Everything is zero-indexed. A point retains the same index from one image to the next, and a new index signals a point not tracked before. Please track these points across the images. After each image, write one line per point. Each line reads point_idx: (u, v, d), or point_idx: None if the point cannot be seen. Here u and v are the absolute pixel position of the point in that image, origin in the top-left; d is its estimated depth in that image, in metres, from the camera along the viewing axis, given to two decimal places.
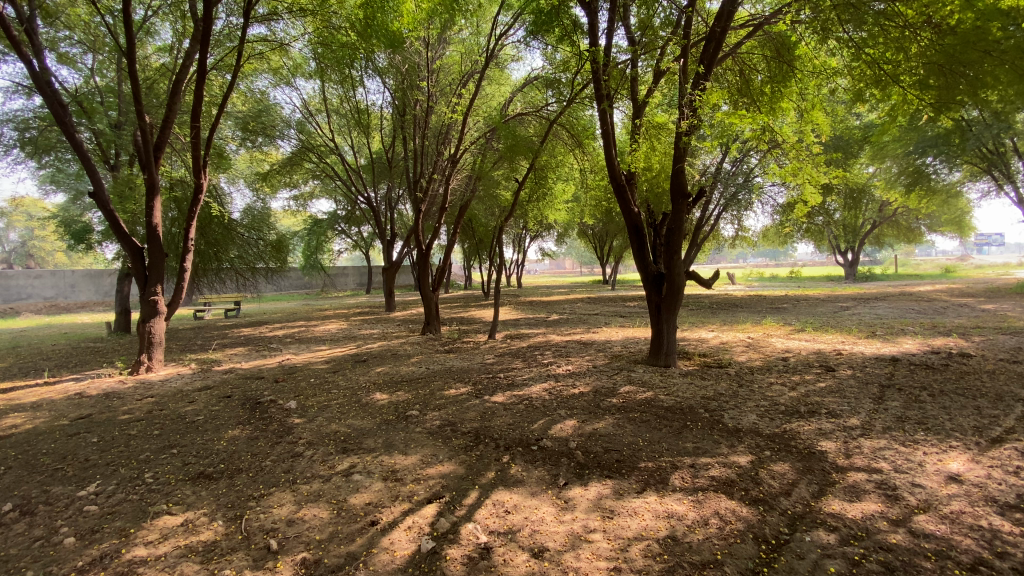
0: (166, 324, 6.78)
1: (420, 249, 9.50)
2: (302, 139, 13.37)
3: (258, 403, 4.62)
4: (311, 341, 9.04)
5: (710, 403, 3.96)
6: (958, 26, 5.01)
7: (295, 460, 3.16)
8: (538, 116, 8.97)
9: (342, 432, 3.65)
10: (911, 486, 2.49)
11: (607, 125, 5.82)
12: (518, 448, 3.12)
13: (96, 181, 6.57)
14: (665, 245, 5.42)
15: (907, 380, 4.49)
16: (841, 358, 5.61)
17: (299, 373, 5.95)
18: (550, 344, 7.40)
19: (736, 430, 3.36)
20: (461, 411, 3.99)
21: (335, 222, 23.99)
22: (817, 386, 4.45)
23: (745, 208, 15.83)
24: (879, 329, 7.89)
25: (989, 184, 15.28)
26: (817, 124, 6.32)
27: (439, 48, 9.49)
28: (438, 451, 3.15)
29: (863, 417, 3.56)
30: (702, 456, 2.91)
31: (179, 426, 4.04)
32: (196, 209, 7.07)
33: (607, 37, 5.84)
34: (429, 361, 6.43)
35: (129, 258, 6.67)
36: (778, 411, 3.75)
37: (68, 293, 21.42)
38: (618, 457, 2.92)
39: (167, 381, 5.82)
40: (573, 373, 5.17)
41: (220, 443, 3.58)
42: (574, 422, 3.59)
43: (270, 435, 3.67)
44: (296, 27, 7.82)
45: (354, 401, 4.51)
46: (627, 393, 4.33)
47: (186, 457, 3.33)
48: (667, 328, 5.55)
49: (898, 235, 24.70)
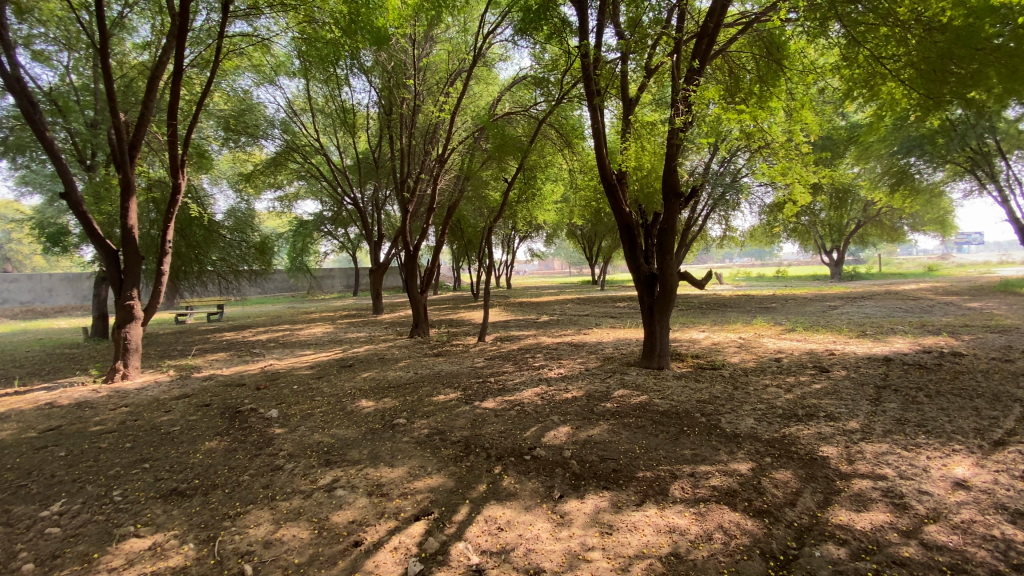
0: (143, 329, 6.53)
1: (407, 251, 9.30)
2: (286, 139, 13.12)
3: (238, 412, 4.42)
4: (295, 345, 8.81)
5: (706, 407, 3.86)
6: (948, 24, 4.96)
7: (274, 474, 2.99)
8: (526, 116, 8.84)
9: (325, 443, 3.49)
10: (918, 493, 2.41)
11: (598, 124, 5.70)
12: (510, 458, 2.99)
13: (67, 182, 6.30)
14: (657, 246, 5.34)
15: (903, 381, 4.44)
16: (834, 359, 5.55)
17: (283, 380, 5.75)
18: (540, 346, 7.27)
19: (734, 435, 3.26)
20: (450, 419, 3.85)
21: (321, 224, 23.68)
22: (813, 388, 4.38)
23: (733, 208, 15.87)
24: (869, 328, 7.87)
25: (971, 184, 15.47)
26: (806, 123, 6.32)
27: (425, 46, 9.24)
28: (426, 463, 3.01)
29: (862, 420, 3.48)
30: (701, 464, 2.81)
31: (154, 438, 3.84)
32: (174, 209, 6.83)
33: (597, 35, 5.75)
34: (416, 365, 6.28)
35: (103, 260, 6.42)
36: (775, 414, 3.65)
37: (45, 298, 20.92)
38: (615, 467, 2.80)
39: (144, 389, 5.59)
40: (564, 377, 5.04)
41: (196, 456, 3.40)
42: (568, 429, 3.47)
43: (249, 447, 3.49)
44: (279, 24, 7.63)
45: (339, 409, 4.34)
46: (621, 397, 4.22)
47: (159, 472, 3.14)
48: (660, 330, 5.44)
49: (882, 235, 25.00)
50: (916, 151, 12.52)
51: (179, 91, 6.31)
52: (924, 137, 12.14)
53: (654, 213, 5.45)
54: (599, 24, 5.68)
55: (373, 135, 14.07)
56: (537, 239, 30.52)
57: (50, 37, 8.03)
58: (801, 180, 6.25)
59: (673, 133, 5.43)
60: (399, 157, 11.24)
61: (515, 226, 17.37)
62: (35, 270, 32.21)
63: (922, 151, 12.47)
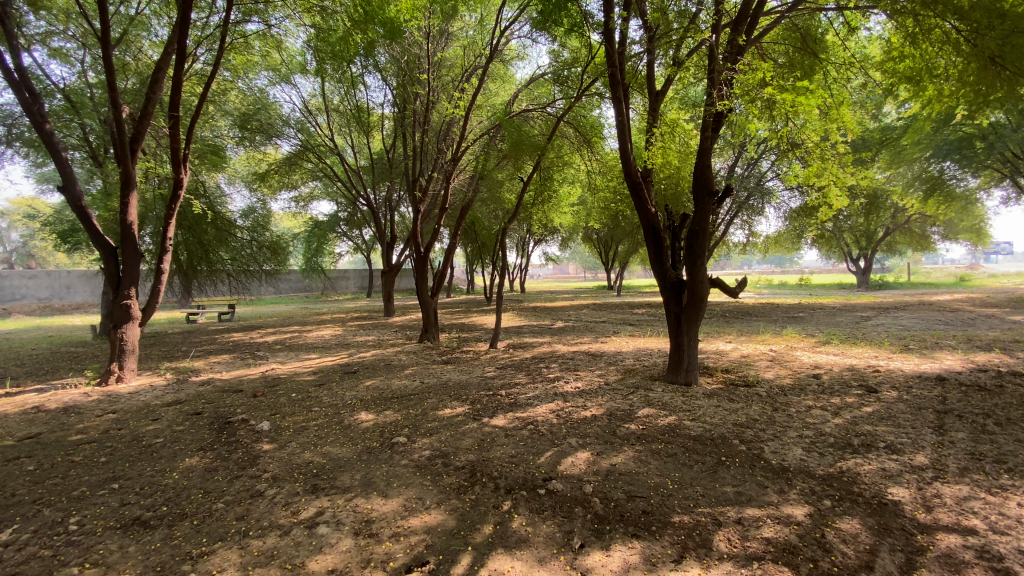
0: (140, 329, 6.25)
1: (418, 253, 8.91)
2: (302, 139, 12.87)
3: (227, 423, 4.08)
4: (301, 348, 8.52)
5: (744, 432, 3.40)
6: (1009, 13, 4.46)
7: (253, 502, 2.63)
8: (544, 114, 8.45)
9: (315, 463, 3.12)
10: (1021, 555, 1.96)
11: (623, 118, 5.26)
12: (522, 493, 2.57)
13: (67, 178, 6.06)
14: (688, 249, 4.88)
15: (966, 406, 3.91)
16: (879, 377, 5.02)
17: (282, 387, 5.40)
18: (556, 355, 6.84)
19: (783, 469, 2.80)
20: (456, 438, 3.46)
21: (335, 225, 23.40)
22: (864, 411, 3.88)
23: (757, 213, 15.30)
24: (912, 343, 7.25)
25: (1009, 191, 14.64)
26: (843, 121, 5.85)
27: (440, 41, 8.90)
28: (425, 494, 2.61)
29: (930, 453, 3.01)
30: (748, 507, 2.38)
31: (132, 452, 3.52)
32: (176, 206, 6.57)
33: (623, 27, 5.34)
34: (424, 373, 5.89)
35: (100, 259, 6.15)
36: (827, 444, 3.18)
37: (63, 294, 21.09)
38: (646, 508, 2.37)
39: (136, 394, 5.29)
40: (583, 393, 4.59)
41: (171, 476, 3.05)
42: (588, 455, 3.06)
43: (231, 466, 3.13)
44: (296, 24, 7.45)
45: (335, 423, 3.96)
46: (646, 417, 3.78)
47: (126, 496, 2.80)
48: (688, 341, 4.98)
49: (911, 243, 24.06)
50: (952, 155, 11.83)
51: (182, 86, 6.07)
52: (962, 140, 11.49)
53: (683, 214, 5.01)
54: (626, 9, 5.24)
55: (388, 136, 13.82)
56: (553, 242, 30.06)
57: (66, 32, 7.83)
58: (836, 180, 5.82)
59: (709, 123, 5.05)
60: (411, 156, 10.92)
61: (531, 229, 16.94)
62: (57, 266, 32.91)
63: (959, 156, 11.80)
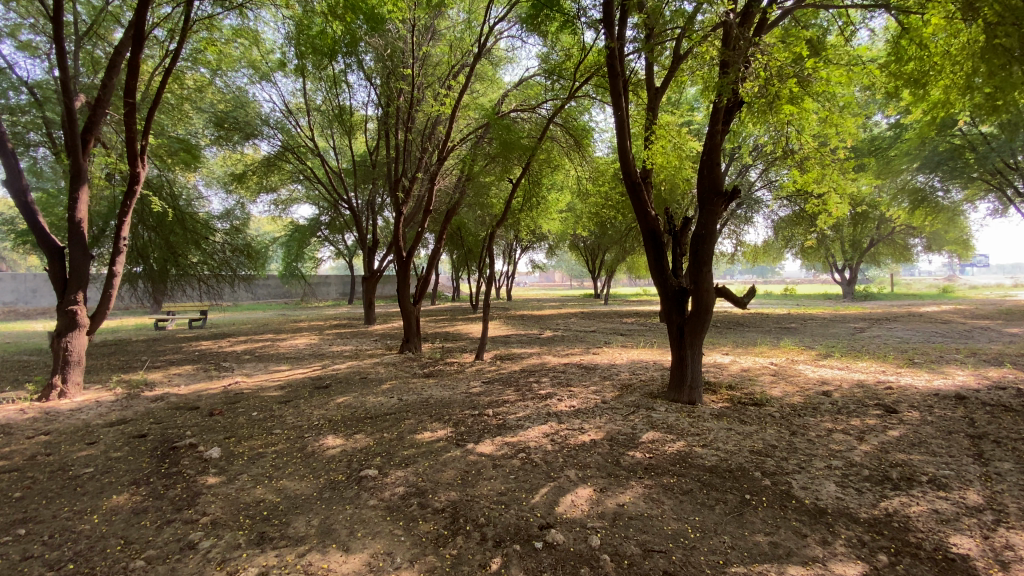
0: (88, 338, 5.65)
1: (399, 258, 8.36)
2: (283, 139, 12.25)
3: (172, 448, 3.55)
4: (271, 359, 7.92)
5: (764, 462, 2.98)
6: None
7: (183, 557, 2.13)
8: (533, 116, 8.08)
9: (266, 503, 2.62)
10: None
11: (621, 116, 4.86)
12: (515, 546, 2.12)
13: (13, 171, 5.43)
14: (692, 254, 4.49)
15: (1000, 429, 3.52)
16: (895, 395, 4.65)
17: (244, 404, 4.87)
18: (546, 368, 6.38)
19: (820, 511, 2.39)
20: (435, 469, 2.99)
21: (317, 230, 22.50)
22: (890, 436, 3.48)
23: (745, 222, 15.12)
24: (915, 357, 6.92)
25: (994, 204, 14.65)
26: (842, 128, 5.52)
27: (426, 36, 8.45)
28: (395, 548, 2.13)
29: (982, 490, 2.60)
30: (789, 564, 1.97)
31: (52, 487, 2.97)
32: (133, 203, 5.97)
33: (621, 23, 4.99)
34: (402, 388, 5.38)
35: (43, 259, 5.54)
36: (862, 477, 2.78)
37: (28, 299, 20.02)
38: (667, 568, 1.94)
39: (77, 412, 4.69)
40: (578, 413, 4.15)
41: (91, 520, 2.53)
42: (591, 492, 2.62)
43: (165, 507, 2.62)
44: (275, 15, 6.95)
45: (297, 449, 3.46)
46: (651, 443, 3.35)
47: (30, 547, 2.28)
48: (692, 356, 4.58)
49: (895, 254, 24.23)
50: (941, 167, 11.75)
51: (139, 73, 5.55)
52: (949, 152, 11.37)
53: (686, 218, 4.64)
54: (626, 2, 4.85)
55: (371, 138, 13.31)
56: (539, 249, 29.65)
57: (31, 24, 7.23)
58: (838, 188, 5.49)
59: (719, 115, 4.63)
60: (395, 158, 10.43)
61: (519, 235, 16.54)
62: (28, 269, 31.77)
63: (947, 168, 11.70)
